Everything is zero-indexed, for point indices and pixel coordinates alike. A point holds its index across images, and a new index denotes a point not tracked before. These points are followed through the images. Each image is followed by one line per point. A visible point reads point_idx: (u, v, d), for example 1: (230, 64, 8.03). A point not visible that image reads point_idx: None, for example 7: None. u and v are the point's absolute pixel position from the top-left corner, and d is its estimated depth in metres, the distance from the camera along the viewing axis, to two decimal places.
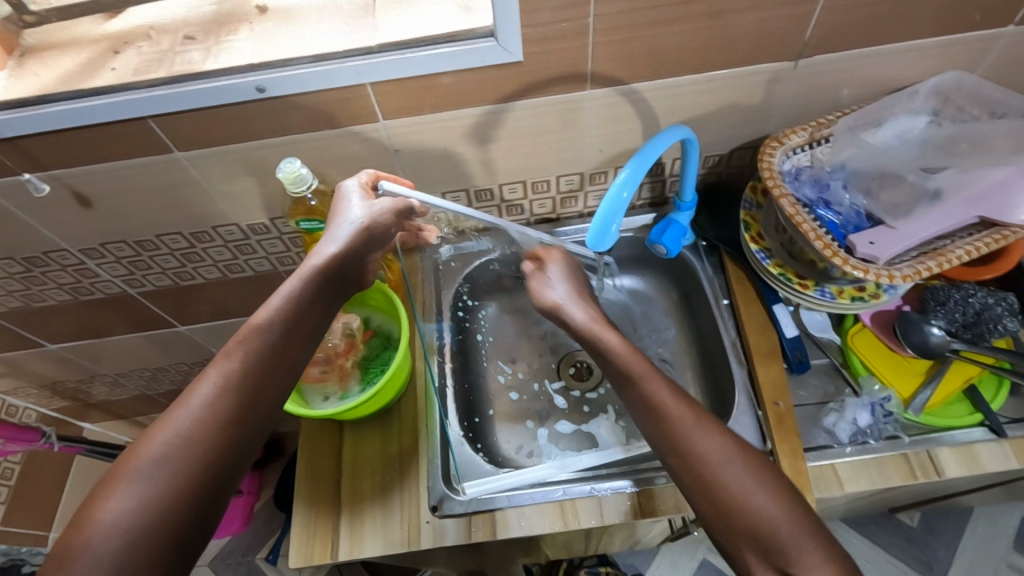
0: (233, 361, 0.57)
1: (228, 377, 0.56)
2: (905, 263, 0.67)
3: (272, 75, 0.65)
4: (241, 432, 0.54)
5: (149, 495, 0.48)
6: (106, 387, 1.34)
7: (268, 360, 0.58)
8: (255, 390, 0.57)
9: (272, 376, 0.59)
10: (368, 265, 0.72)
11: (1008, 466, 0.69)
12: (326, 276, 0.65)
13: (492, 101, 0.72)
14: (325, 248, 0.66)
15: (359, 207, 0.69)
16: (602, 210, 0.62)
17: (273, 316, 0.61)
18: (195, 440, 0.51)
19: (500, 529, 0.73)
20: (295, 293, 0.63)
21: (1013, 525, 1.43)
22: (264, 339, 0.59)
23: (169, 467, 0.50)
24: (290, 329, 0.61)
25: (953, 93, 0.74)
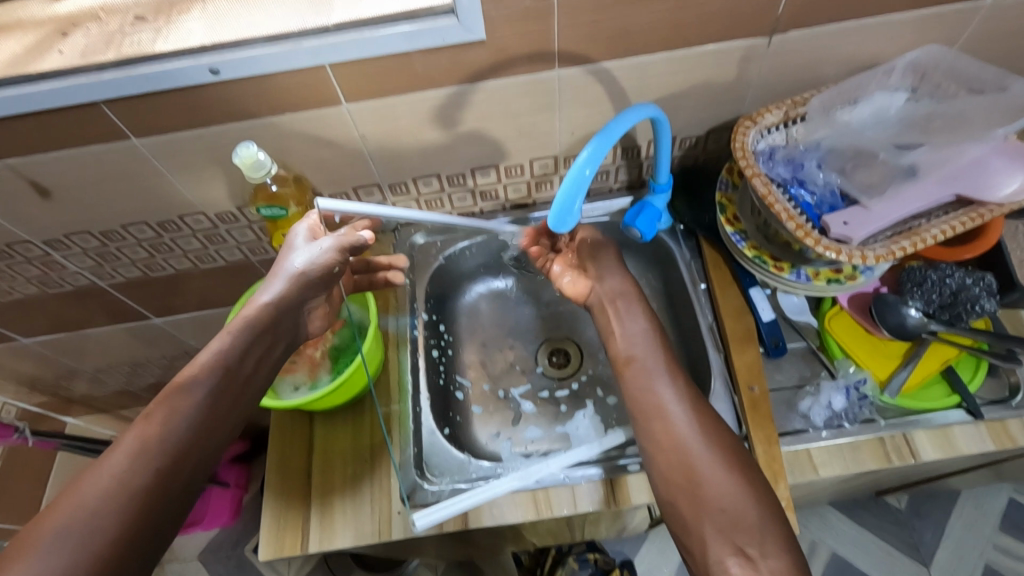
0: (153, 424, 0.55)
1: (143, 444, 0.54)
2: (879, 244, 0.65)
3: (225, 57, 0.63)
4: (159, 496, 0.53)
5: (51, 571, 0.46)
6: (84, 382, 1.32)
7: (193, 420, 0.57)
8: (174, 455, 0.55)
9: (198, 438, 0.57)
10: (307, 312, 0.72)
11: (983, 448, 0.69)
12: (257, 326, 0.64)
13: (457, 81, 0.70)
14: (260, 299, 0.66)
15: (298, 253, 0.68)
16: (566, 183, 0.60)
17: (198, 372, 0.60)
18: (103, 509, 0.50)
19: (473, 519, 0.72)
20: (224, 346, 0.62)
21: (1000, 507, 1.43)
22: (188, 398, 0.58)
23: (71, 542, 0.48)
24: (219, 386, 0.60)
25: (930, 69, 0.72)
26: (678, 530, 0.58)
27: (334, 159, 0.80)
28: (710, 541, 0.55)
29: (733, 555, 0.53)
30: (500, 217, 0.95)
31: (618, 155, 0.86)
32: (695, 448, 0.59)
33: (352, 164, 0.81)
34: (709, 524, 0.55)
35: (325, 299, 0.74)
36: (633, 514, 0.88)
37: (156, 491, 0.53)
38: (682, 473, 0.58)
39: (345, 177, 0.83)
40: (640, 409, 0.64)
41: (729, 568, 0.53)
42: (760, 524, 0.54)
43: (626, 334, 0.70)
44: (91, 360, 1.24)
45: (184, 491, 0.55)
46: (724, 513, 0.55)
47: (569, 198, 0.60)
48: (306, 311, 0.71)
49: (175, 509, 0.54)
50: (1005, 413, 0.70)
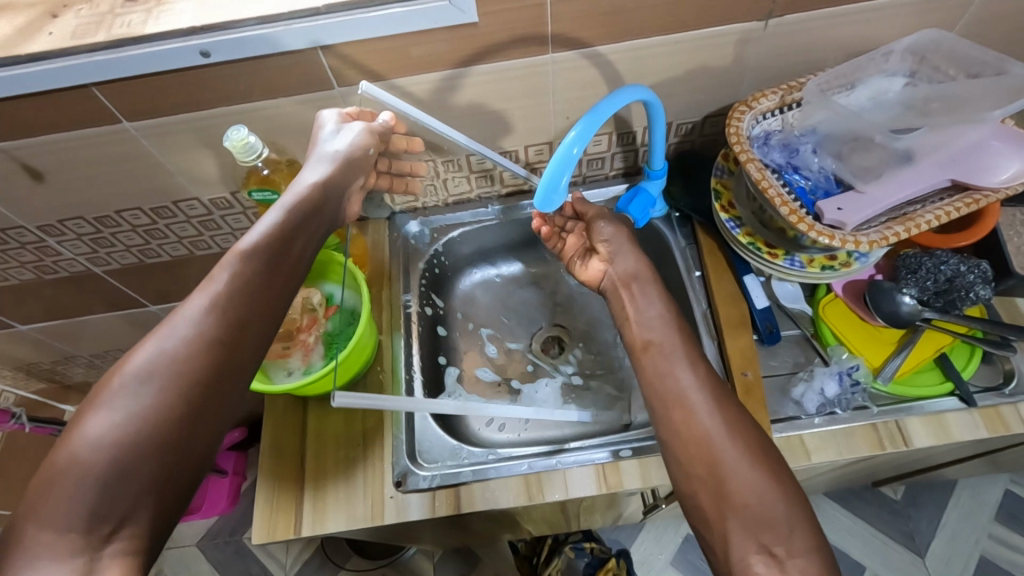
0: (219, 282, 0.53)
1: (217, 298, 0.52)
2: (872, 229, 0.65)
3: (217, 39, 0.62)
4: (233, 353, 0.51)
5: (134, 413, 0.45)
6: (82, 369, 1.33)
7: (259, 282, 0.55)
8: (247, 313, 0.53)
9: (264, 297, 0.55)
10: (347, 198, 0.70)
11: (976, 435, 0.69)
12: (308, 203, 0.63)
13: (449, 64, 0.70)
14: (306, 178, 0.65)
15: (333, 136, 0.68)
16: (553, 161, 0.61)
17: (257, 242, 0.57)
18: (183, 358, 0.48)
19: (465, 503, 0.72)
20: (277, 220, 0.60)
21: (995, 497, 1.43)
22: (250, 263, 0.55)
23: (157, 384, 0.47)
24: (279, 252, 0.58)
25: (929, 52, 0.71)
26: (699, 523, 0.56)
27: None
28: (733, 541, 0.53)
29: (758, 554, 0.51)
30: (494, 205, 0.94)
31: (613, 142, 0.85)
32: (719, 441, 0.57)
33: None
34: (731, 521, 0.53)
35: (363, 187, 0.72)
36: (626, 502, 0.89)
37: (229, 344, 0.51)
38: (705, 467, 0.56)
39: None
40: (657, 402, 0.62)
41: (753, 566, 0.51)
42: (785, 519, 0.52)
43: (641, 318, 0.69)
44: (89, 347, 1.24)
45: (255, 351, 0.53)
46: (750, 511, 0.52)
47: (552, 176, 0.61)
48: (348, 203, 0.70)
49: (248, 368, 0.52)
50: (998, 400, 0.70)
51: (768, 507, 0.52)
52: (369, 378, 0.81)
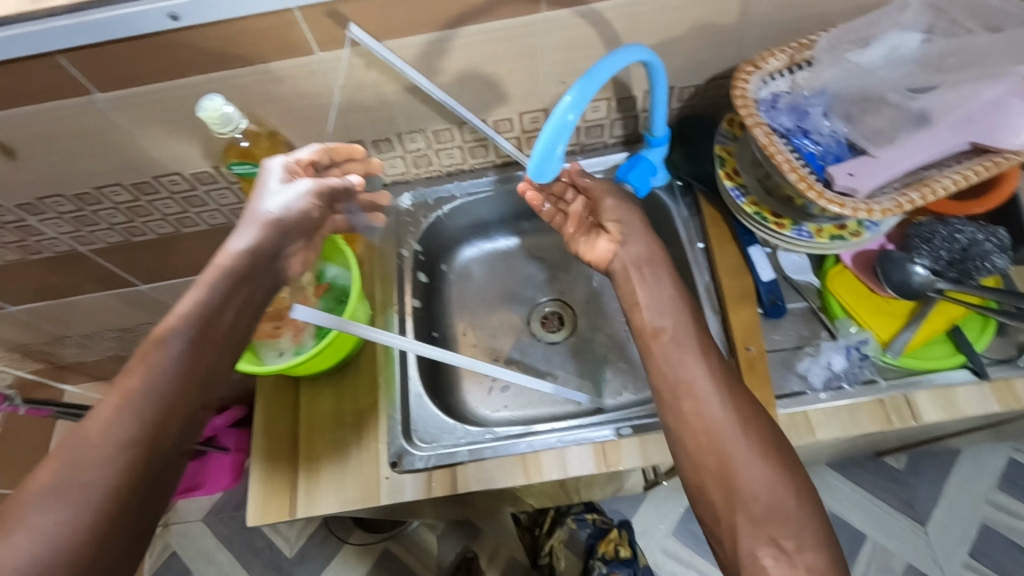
0: (135, 377, 0.50)
1: (130, 391, 0.49)
2: (886, 197, 0.62)
3: (184, 1, 0.58)
4: (154, 454, 0.49)
5: (53, 526, 0.44)
6: (76, 349, 1.31)
7: (181, 370, 0.51)
8: (167, 401, 0.50)
9: (190, 384, 0.52)
10: (285, 258, 0.63)
11: (987, 409, 0.67)
12: (229, 274, 0.57)
13: (436, 25, 0.66)
14: (232, 244, 0.58)
15: (278, 192, 0.62)
16: (547, 128, 0.58)
17: (176, 322, 0.52)
18: (100, 463, 0.46)
19: (461, 484, 0.70)
20: (199, 297, 0.54)
21: (998, 465, 1.43)
22: (171, 347, 0.52)
23: (66, 499, 0.45)
24: (205, 329, 0.54)
25: (947, 3, 0.66)
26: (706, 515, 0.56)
27: (311, 116, 0.75)
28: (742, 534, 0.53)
29: (768, 546, 0.51)
30: (489, 175, 0.90)
31: (612, 107, 0.81)
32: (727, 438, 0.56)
33: (330, 120, 0.77)
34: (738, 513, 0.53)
35: (304, 249, 0.65)
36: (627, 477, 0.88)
37: (144, 442, 0.48)
38: (714, 460, 0.56)
39: (325, 134, 0.79)
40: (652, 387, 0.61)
41: (764, 561, 0.51)
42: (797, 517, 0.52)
43: (652, 303, 0.66)
44: (80, 327, 1.22)
45: (176, 443, 0.50)
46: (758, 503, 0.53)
47: (548, 146, 0.58)
48: (285, 269, 0.64)
49: (168, 457, 0.50)
50: (1011, 372, 0.68)
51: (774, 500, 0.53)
52: (362, 357, 0.79)
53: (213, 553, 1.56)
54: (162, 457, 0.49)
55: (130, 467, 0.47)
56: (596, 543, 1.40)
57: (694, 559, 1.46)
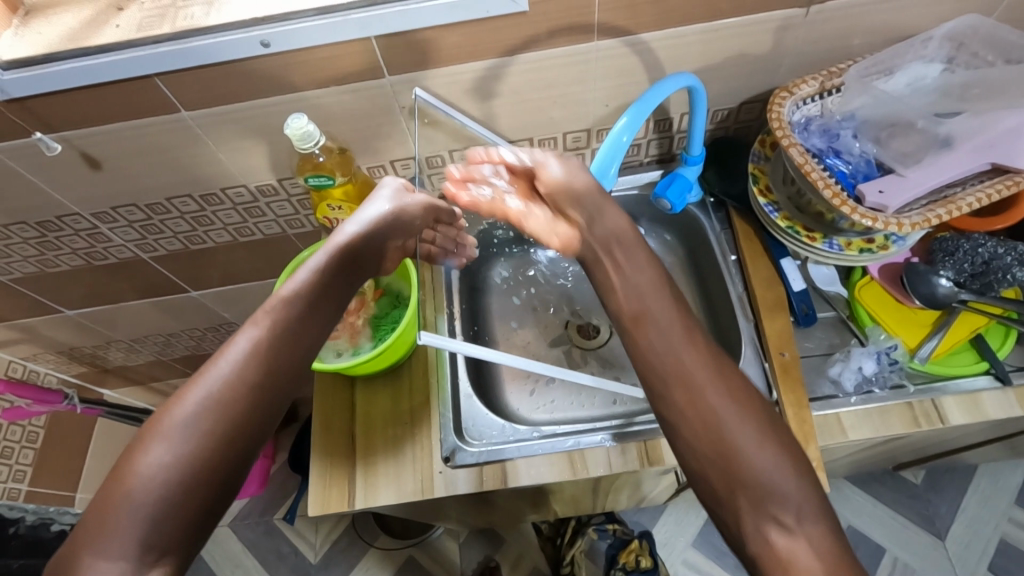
0: (268, 326, 0.54)
1: (261, 339, 0.53)
2: (915, 212, 0.66)
3: (276, 30, 0.65)
4: (272, 399, 0.51)
5: (185, 455, 0.46)
6: (122, 352, 1.37)
7: (300, 327, 0.55)
8: (290, 353, 0.54)
9: (308, 342, 0.56)
10: (384, 258, 0.69)
11: (1011, 413, 0.70)
12: (343, 258, 0.62)
13: (497, 52, 0.72)
14: (348, 227, 0.64)
15: (403, 189, 0.69)
16: (603, 148, 0.64)
17: (301, 286, 0.58)
18: (228, 401, 0.49)
19: (511, 478, 0.75)
20: (322, 264, 0.60)
21: (1015, 483, 1.45)
22: (294, 307, 0.56)
23: (198, 430, 0.47)
24: (323, 295, 0.59)
25: (968, 38, 0.72)
26: (706, 497, 0.51)
27: (373, 135, 0.82)
28: (737, 511, 0.49)
29: None
30: None
31: (650, 128, 0.87)
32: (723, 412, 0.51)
33: (390, 138, 0.83)
34: (740, 493, 0.48)
35: (403, 245, 0.71)
36: (655, 483, 0.95)
37: (273, 383, 0.52)
38: None
39: (383, 150, 0.85)
40: None
41: None
42: None
43: None
44: (129, 331, 1.28)
45: (295, 387, 0.54)
46: (756, 486, 0.48)
47: (602, 164, 0.65)
48: (385, 261, 0.69)
49: (286, 400, 0.53)
50: None
51: (764, 471, 0.49)
52: (414, 359, 0.84)
53: (240, 557, 1.60)
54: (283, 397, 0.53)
55: (256, 402, 0.50)
56: (616, 553, 1.41)
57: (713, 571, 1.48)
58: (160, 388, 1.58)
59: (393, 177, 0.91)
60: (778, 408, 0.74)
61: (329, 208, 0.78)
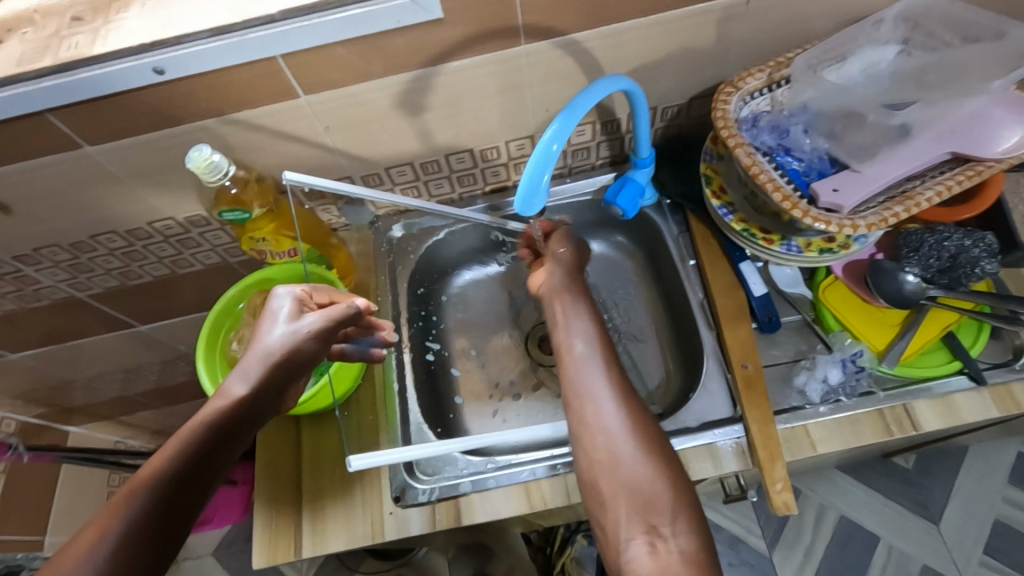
0: (116, 518, 0.49)
1: (107, 533, 0.48)
2: (871, 211, 0.62)
3: (170, 55, 0.59)
4: None
5: None
6: (80, 391, 1.31)
7: (160, 511, 0.51)
8: (142, 540, 0.49)
9: (163, 526, 0.51)
10: (289, 394, 0.66)
11: (987, 415, 0.66)
12: (223, 420, 0.59)
13: (418, 62, 0.66)
14: (234, 389, 0.61)
15: (288, 324, 0.65)
16: (533, 159, 0.59)
17: (163, 468, 0.53)
18: None
19: (465, 516, 0.70)
20: (188, 441, 0.55)
21: (1008, 461, 1.42)
22: (149, 493, 0.51)
23: None
24: (188, 476, 0.53)
25: (923, 17, 0.67)
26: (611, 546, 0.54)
27: (301, 155, 0.76)
28: (622, 520, 0.52)
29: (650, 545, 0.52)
30: (479, 202, 0.91)
31: (597, 131, 0.82)
32: (618, 434, 0.56)
33: (321, 159, 0.78)
34: (622, 501, 0.53)
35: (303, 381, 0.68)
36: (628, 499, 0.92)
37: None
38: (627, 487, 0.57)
39: (314, 171, 0.80)
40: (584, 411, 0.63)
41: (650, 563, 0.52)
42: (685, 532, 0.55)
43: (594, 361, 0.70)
44: (82, 370, 1.23)
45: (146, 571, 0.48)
46: (639, 494, 0.53)
47: (532, 176, 0.59)
48: (286, 400, 0.66)
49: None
50: (1008, 376, 0.68)
51: (656, 493, 0.53)
52: (361, 393, 0.79)
53: None
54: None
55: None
56: None
57: None
58: (127, 422, 1.52)
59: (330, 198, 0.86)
60: (743, 423, 0.70)
61: (254, 240, 0.72)
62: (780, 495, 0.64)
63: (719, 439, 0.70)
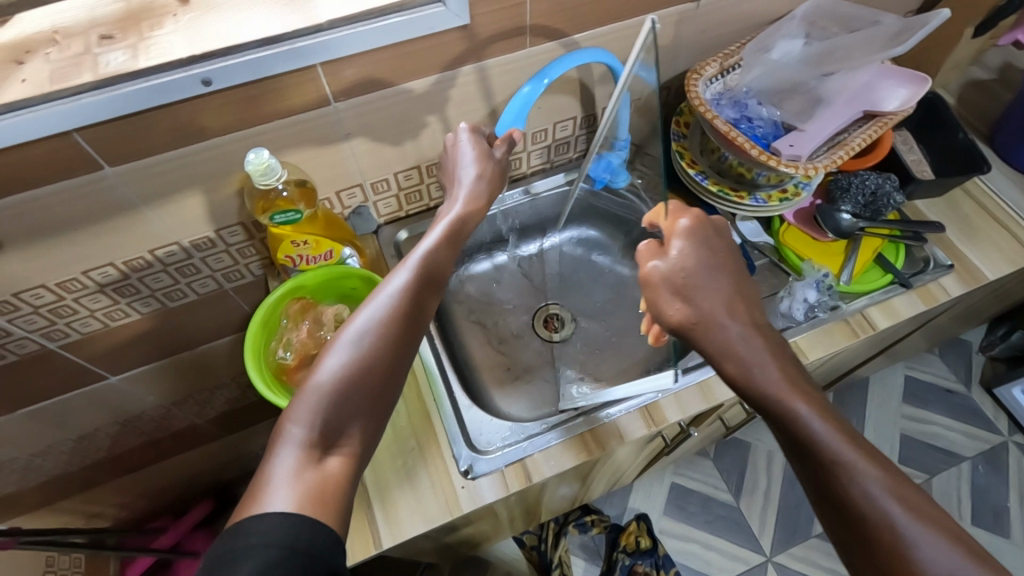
0: (422, 258, 0.64)
1: (422, 268, 0.63)
2: (822, 156, 0.80)
3: (217, 66, 0.61)
4: (418, 317, 0.61)
5: (355, 363, 0.55)
6: (19, 472, 1.16)
7: (443, 263, 0.66)
8: (441, 273, 0.65)
9: (438, 269, 0.65)
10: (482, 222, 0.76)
11: (918, 308, 0.87)
12: (474, 206, 0.71)
13: (438, 67, 0.74)
14: (451, 212, 0.70)
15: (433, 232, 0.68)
16: (517, 100, 0.73)
17: (438, 240, 0.66)
18: (395, 316, 0.59)
19: (534, 473, 0.76)
20: (450, 220, 0.69)
21: (899, 383, 1.68)
22: (437, 248, 0.66)
23: (367, 342, 0.57)
24: (452, 241, 0.68)
25: (817, 16, 0.87)
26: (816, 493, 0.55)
27: (320, 164, 0.80)
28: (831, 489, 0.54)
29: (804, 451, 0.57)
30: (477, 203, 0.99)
31: (578, 126, 0.95)
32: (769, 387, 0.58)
33: (338, 169, 0.82)
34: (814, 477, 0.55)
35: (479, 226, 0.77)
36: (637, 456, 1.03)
37: (361, 403, 0.55)
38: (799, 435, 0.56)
39: (329, 182, 0.83)
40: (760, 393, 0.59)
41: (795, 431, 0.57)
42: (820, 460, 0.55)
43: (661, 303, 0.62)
44: (28, 444, 1.09)
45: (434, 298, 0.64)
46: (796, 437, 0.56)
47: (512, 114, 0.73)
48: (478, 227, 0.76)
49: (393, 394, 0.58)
50: (926, 279, 0.88)
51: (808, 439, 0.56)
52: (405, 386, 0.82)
53: None
54: (367, 421, 0.55)
55: (360, 402, 0.55)
56: (617, 537, 1.49)
57: (690, 532, 1.54)
58: (62, 509, 1.34)
59: (338, 208, 0.89)
60: None
61: (295, 245, 0.78)
62: None
63: None
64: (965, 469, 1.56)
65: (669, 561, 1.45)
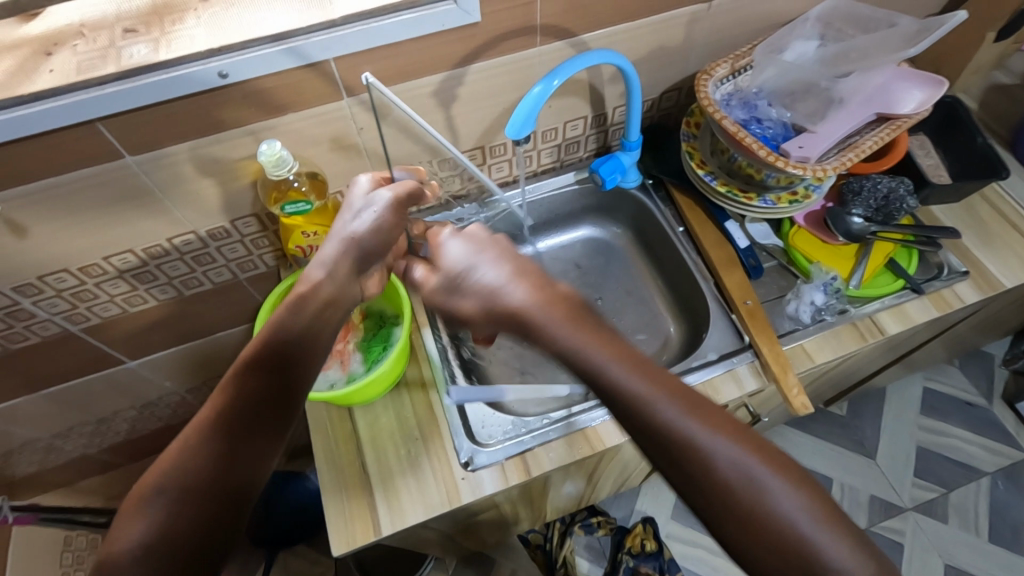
0: (250, 349, 0.59)
1: (230, 375, 0.57)
2: (832, 159, 0.79)
3: (234, 60, 0.63)
4: (249, 424, 0.55)
5: (156, 520, 0.50)
6: (40, 452, 1.20)
7: (286, 347, 0.60)
8: (279, 356, 0.59)
9: (276, 354, 0.59)
10: (366, 276, 0.73)
11: (930, 314, 0.85)
12: (338, 273, 0.67)
13: (449, 64, 0.75)
14: (316, 270, 0.67)
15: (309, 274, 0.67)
16: (527, 101, 0.70)
17: (281, 314, 0.62)
18: (209, 441, 0.53)
19: (534, 467, 0.76)
20: (315, 276, 0.66)
21: (917, 395, 1.64)
22: (263, 338, 0.60)
23: (168, 493, 0.51)
24: (306, 312, 0.63)
25: (832, 18, 0.87)
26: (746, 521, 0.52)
27: (333, 157, 0.82)
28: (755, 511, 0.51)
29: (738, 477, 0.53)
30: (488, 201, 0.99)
31: (588, 125, 0.95)
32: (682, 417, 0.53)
33: (349, 162, 0.83)
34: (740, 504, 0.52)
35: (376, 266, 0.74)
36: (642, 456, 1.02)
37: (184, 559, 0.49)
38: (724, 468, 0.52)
39: (341, 174, 0.85)
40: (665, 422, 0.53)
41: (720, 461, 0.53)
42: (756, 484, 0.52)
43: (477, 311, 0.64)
44: (49, 425, 1.12)
45: (276, 390, 0.57)
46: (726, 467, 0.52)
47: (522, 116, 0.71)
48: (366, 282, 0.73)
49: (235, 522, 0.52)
50: (939, 285, 0.87)
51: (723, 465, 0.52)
52: (409, 377, 0.84)
53: None
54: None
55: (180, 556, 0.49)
56: (622, 538, 1.46)
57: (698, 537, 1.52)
58: (82, 490, 1.38)
59: None
60: (753, 349, 0.83)
61: (304, 235, 0.81)
62: (798, 399, 0.77)
63: (736, 364, 0.83)
64: (984, 484, 1.52)
65: (675, 566, 1.41)
